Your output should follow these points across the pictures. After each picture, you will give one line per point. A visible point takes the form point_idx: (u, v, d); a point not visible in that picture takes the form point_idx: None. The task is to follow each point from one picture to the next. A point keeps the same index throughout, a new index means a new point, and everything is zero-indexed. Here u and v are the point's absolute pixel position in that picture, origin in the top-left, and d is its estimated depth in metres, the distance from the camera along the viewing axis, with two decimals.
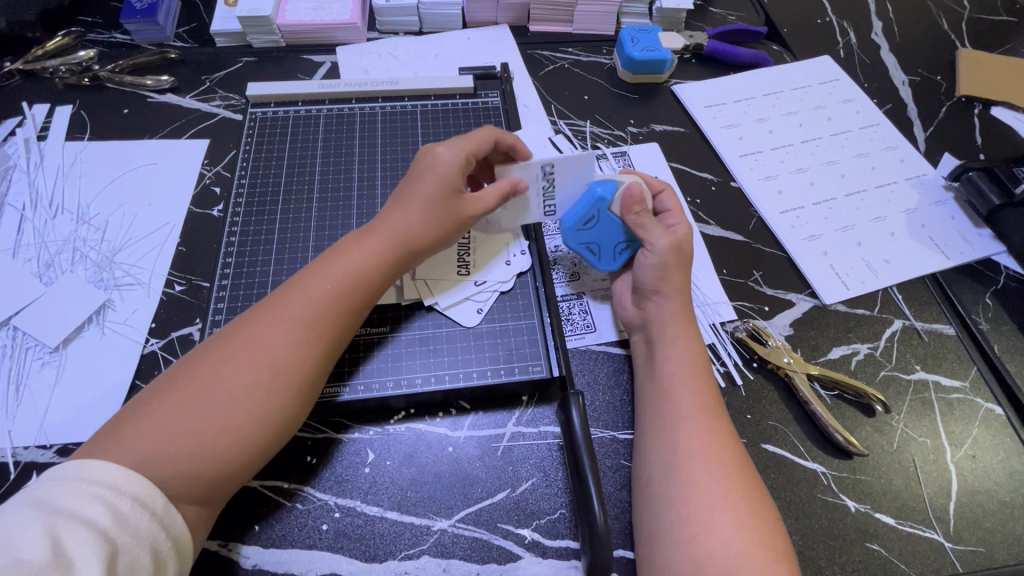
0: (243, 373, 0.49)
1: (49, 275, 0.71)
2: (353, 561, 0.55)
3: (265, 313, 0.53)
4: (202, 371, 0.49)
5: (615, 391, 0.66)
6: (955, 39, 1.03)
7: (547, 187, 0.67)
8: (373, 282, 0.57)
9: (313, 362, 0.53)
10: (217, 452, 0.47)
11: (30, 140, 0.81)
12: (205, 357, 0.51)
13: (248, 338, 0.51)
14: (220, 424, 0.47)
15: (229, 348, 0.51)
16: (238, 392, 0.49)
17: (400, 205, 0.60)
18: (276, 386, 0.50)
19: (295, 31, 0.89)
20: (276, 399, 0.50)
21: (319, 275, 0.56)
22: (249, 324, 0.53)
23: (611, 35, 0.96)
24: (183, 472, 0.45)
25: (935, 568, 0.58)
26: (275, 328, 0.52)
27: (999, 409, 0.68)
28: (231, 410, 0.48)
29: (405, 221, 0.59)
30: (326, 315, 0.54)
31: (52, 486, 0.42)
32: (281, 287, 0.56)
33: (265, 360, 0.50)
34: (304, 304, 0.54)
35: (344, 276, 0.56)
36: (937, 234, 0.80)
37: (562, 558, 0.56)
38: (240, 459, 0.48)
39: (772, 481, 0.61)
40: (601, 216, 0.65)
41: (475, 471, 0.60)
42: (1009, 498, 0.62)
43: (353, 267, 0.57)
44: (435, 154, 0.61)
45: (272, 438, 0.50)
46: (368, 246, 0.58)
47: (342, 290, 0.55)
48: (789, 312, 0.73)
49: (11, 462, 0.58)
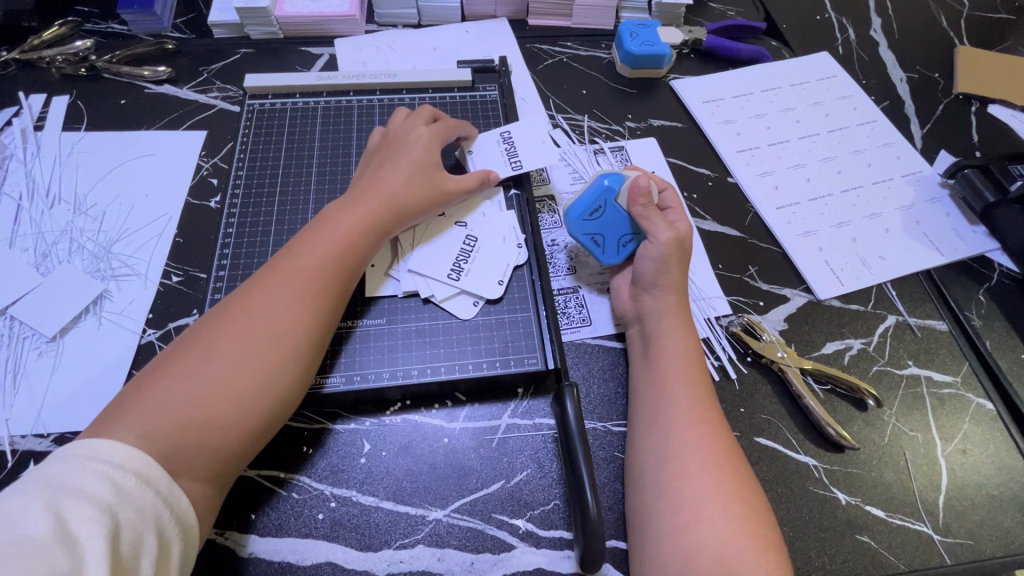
0: (241, 341, 0.51)
1: (46, 265, 0.71)
2: (349, 550, 0.55)
3: (258, 287, 0.55)
4: (200, 345, 0.51)
5: (610, 385, 0.66)
6: (953, 37, 1.03)
7: (462, 255, 0.69)
8: (362, 253, 0.60)
9: (307, 326, 0.54)
10: (223, 423, 0.48)
11: (26, 130, 0.81)
12: (200, 333, 0.52)
13: (242, 309, 0.53)
14: (223, 390, 0.49)
15: (224, 322, 0.53)
16: (237, 358, 0.50)
17: (382, 181, 0.65)
18: (274, 351, 0.52)
19: (294, 23, 0.89)
20: (274, 362, 0.51)
21: (307, 247, 0.58)
22: (241, 299, 0.54)
23: (609, 30, 0.97)
24: (191, 442, 0.46)
25: (923, 560, 0.59)
26: (267, 298, 0.54)
27: (990, 404, 0.68)
28: (232, 375, 0.49)
29: (388, 194, 0.64)
30: (315, 281, 0.56)
31: (57, 465, 0.42)
32: (270, 262, 0.58)
33: (260, 327, 0.52)
34: (295, 274, 0.56)
35: (333, 245, 0.59)
36: (932, 230, 0.80)
37: (556, 548, 0.56)
38: (243, 425, 0.49)
39: (764, 474, 0.62)
40: (609, 207, 0.67)
41: (470, 462, 0.60)
42: (998, 492, 0.63)
43: (338, 238, 0.59)
44: (411, 133, 0.70)
45: (275, 404, 0.51)
46: (355, 217, 0.61)
47: (330, 258, 0.58)
48: (783, 308, 0.73)
49: (8, 451, 0.59)
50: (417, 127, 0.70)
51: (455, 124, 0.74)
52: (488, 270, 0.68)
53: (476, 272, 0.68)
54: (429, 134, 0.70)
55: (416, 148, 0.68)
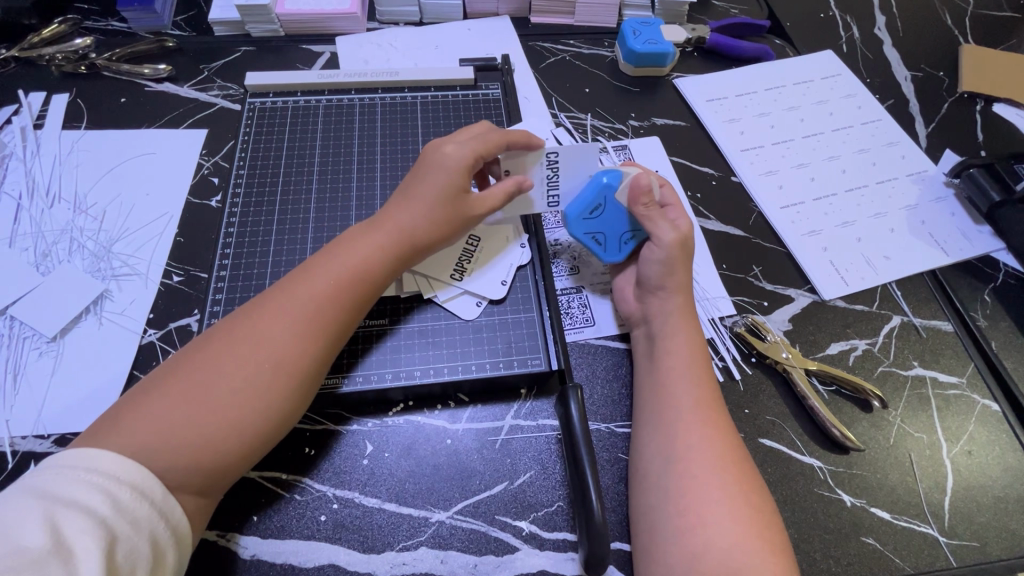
0: (244, 365, 0.49)
1: (46, 264, 0.71)
2: (351, 552, 0.55)
3: (267, 306, 0.53)
4: (202, 363, 0.49)
5: (613, 385, 0.66)
6: (958, 35, 1.02)
7: (464, 256, 0.69)
8: (376, 277, 0.58)
9: (313, 355, 0.52)
10: (218, 447, 0.47)
11: (26, 128, 0.80)
12: (202, 349, 0.51)
13: (247, 332, 0.51)
14: (220, 416, 0.47)
15: (229, 340, 0.51)
16: (238, 383, 0.49)
17: (404, 203, 0.61)
18: (274, 381, 0.50)
19: (294, 21, 0.88)
20: (276, 391, 0.50)
21: (319, 268, 0.56)
22: (250, 317, 0.53)
23: (612, 28, 0.96)
24: (185, 464, 0.45)
25: (928, 562, 0.58)
26: (275, 320, 0.52)
27: (996, 406, 0.68)
28: (231, 402, 0.48)
29: (408, 219, 0.60)
30: (325, 307, 0.54)
31: (51, 474, 0.42)
32: (280, 281, 0.56)
33: (265, 352, 0.50)
34: (304, 297, 0.54)
35: (345, 271, 0.56)
36: (937, 230, 0.80)
37: (559, 550, 0.56)
38: (234, 451, 0.48)
39: (769, 475, 0.61)
40: (608, 204, 0.66)
41: (473, 464, 0.60)
42: (1004, 494, 0.63)
43: (351, 259, 0.57)
44: (446, 149, 0.62)
45: (271, 431, 0.50)
46: (371, 241, 0.58)
47: (340, 285, 0.55)
48: (788, 308, 0.73)
49: (9, 452, 0.58)
50: (450, 144, 0.63)
51: (503, 136, 0.65)
52: (491, 272, 0.68)
53: (479, 272, 0.68)
54: (464, 151, 0.62)
55: (445, 170, 0.61)
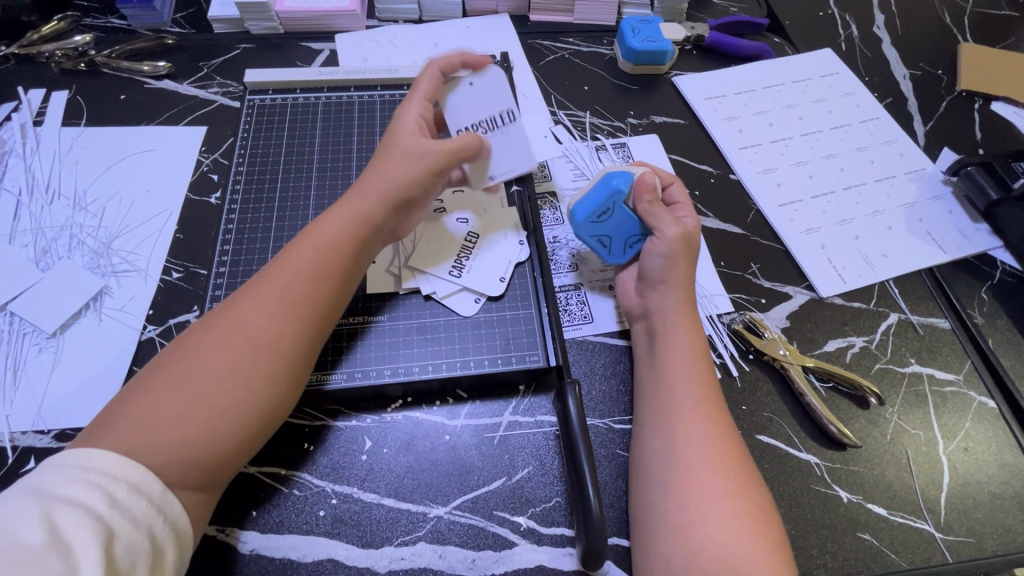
0: (228, 354, 0.50)
1: (46, 261, 0.71)
2: (350, 547, 0.55)
3: (246, 296, 0.53)
4: (185, 357, 0.50)
5: (612, 381, 0.66)
6: (957, 34, 1.02)
7: (462, 253, 0.69)
8: (354, 257, 0.58)
9: (296, 337, 0.53)
10: (212, 437, 0.47)
11: (26, 125, 0.81)
12: (187, 343, 0.51)
13: (228, 322, 0.52)
14: (209, 405, 0.47)
15: (211, 332, 0.51)
16: (223, 371, 0.49)
17: (371, 173, 0.61)
18: (263, 366, 0.50)
19: (294, 18, 0.89)
20: (263, 375, 0.50)
21: (294, 255, 0.56)
22: (230, 309, 0.53)
23: (611, 26, 0.96)
24: (181, 457, 0.45)
25: (924, 558, 0.59)
26: (253, 308, 0.52)
27: (992, 402, 0.68)
28: (218, 390, 0.48)
29: (377, 187, 0.59)
30: (304, 291, 0.54)
31: (48, 474, 0.42)
32: (259, 272, 0.56)
33: (246, 339, 0.51)
34: (282, 283, 0.54)
35: (325, 256, 0.56)
36: (934, 227, 0.80)
37: (557, 545, 0.56)
38: (233, 439, 0.48)
39: (766, 472, 0.62)
40: (617, 208, 0.66)
41: (472, 460, 0.60)
42: (1000, 490, 0.63)
43: (328, 243, 0.57)
44: (397, 114, 0.63)
45: (262, 417, 0.50)
46: (346, 223, 0.58)
47: (323, 269, 0.56)
48: (786, 305, 0.73)
49: (8, 447, 0.59)
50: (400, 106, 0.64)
51: (431, 79, 0.63)
52: (489, 265, 0.68)
53: (476, 266, 0.68)
54: (413, 106, 0.62)
55: (399, 127, 0.62)
